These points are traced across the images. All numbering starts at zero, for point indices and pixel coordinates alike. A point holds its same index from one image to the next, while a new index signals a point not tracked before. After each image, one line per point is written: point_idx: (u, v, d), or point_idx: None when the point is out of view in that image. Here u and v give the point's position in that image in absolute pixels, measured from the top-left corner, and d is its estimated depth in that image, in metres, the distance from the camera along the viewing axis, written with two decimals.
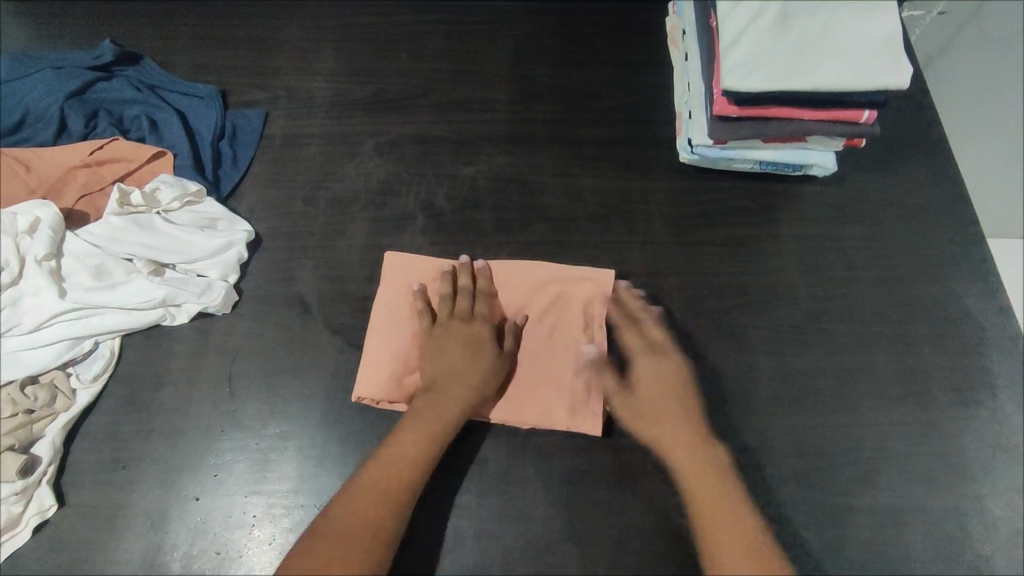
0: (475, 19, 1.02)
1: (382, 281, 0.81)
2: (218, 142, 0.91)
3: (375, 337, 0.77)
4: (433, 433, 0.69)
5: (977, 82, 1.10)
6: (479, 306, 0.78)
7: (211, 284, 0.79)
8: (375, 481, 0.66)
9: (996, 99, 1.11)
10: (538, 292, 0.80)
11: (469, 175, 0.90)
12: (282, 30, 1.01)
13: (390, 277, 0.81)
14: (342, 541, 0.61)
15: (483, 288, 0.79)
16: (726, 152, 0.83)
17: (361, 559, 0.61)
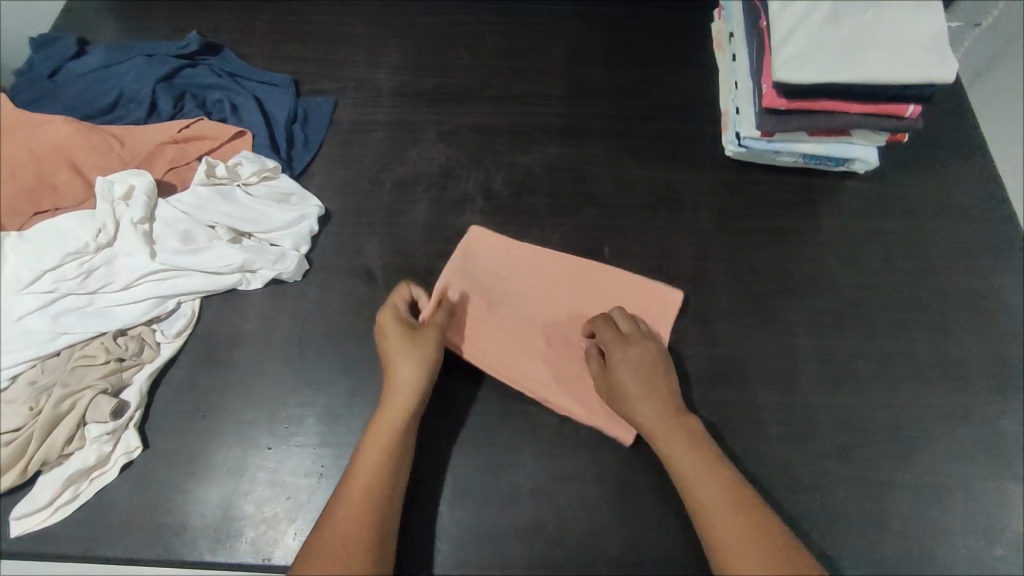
0: (530, 20, 1.09)
1: (477, 245, 0.87)
2: (291, 126, 0.97)
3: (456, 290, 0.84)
4: (388, 450, 0.68)
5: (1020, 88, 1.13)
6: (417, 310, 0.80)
7: (285, 253, 0.84)
8: (376, 446, 0.68)
9: None
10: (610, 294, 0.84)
11: (525, 162, 0.95)
12: (351, 28, 1.09)
13: (484, 245, 0.87)
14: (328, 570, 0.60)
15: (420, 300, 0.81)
16: (774, 145, 0.87)
17: None
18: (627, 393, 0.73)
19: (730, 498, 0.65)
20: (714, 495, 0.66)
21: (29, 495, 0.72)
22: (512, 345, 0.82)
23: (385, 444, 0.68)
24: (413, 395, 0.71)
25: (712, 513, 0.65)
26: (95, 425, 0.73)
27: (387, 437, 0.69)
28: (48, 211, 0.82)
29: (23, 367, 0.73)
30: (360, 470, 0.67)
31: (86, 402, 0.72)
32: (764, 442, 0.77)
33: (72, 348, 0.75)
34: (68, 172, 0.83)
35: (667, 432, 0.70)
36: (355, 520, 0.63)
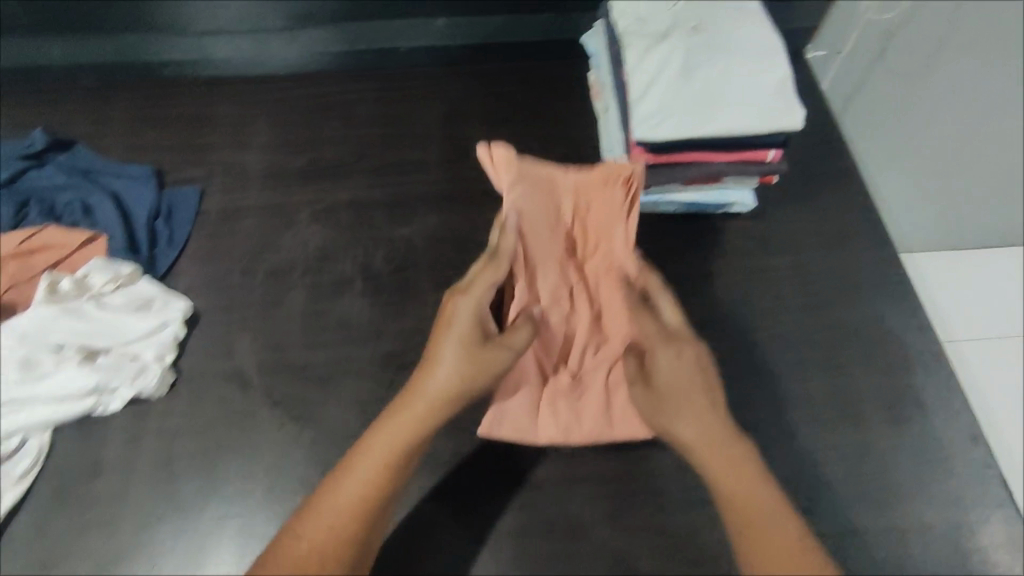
0: (405, 85, 1.07)
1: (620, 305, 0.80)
2: (153, 222, 0.91)
3: (562, 277, 0.80)
4: (389, 472, 0.64)
5: (893, 111, 1.19)
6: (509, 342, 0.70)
7: (145, 367, 0.78)
8: (384, 461, 0.64)
9: (910, 124, 1.21)
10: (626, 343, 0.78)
11: (406, 236, 0.92)
12: (218, 110, 1.05)
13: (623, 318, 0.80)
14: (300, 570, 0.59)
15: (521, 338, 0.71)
16: (650, 197, 0.87)
17: None
18: (664, 412, 0.68)
19: (783, 552, 0.60)
20: (771, 552, 0.60)
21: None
22: (537, 307, 0.78)
23: (415, 426, 0.66)
24: (440, 404, 0.67)
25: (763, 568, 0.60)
26: None
27: (424, 414, 0.66)
28: None
29: None
30: (378, 449, 0.65)
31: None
32: (659, 507, 0.77)
33: None
34: None
35: (711, 461, 0.66)
36: (348, 518, 0.62)
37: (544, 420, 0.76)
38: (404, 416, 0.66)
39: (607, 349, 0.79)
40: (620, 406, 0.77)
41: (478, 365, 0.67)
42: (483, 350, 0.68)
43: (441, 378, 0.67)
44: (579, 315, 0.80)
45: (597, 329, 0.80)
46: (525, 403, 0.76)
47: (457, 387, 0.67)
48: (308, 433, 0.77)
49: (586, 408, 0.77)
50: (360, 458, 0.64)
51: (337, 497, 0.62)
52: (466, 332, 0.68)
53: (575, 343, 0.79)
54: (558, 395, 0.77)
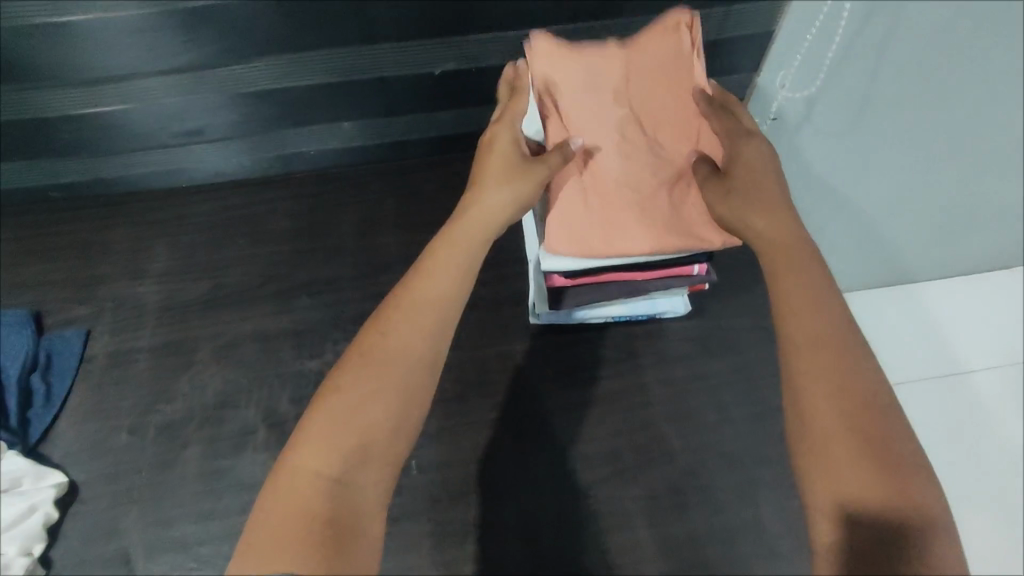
0: (317, 189, 1.01)
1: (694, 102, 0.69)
2: (28, 378, 0.81)
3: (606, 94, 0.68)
4: (459, 285, 0.59)
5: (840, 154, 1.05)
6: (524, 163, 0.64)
7: (8, 563, 0.67)
8: (445, 264, 0.59)
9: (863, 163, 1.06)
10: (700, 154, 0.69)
11: (315, 368, 0.84)
12: (109, 234, 0.96)
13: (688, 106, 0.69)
14: (370, 384, 0.53)
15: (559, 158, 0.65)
16: (577, 314, 0.82)
17: (382, 417, 0.52)
18: (738, 213, 0.62)
19: (829, 347, 0.52)
20: (814, 348, 0.52)
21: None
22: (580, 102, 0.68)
23: (486, 233, 0.62)
24: (497, 228, 0.63)
25: (797, 352, 0.53)
26: None
27: (489, 217, 0.62)
28: None
29: None
30: (445, 254, 0.60)
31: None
32: None
33: None
34: None
35: (784, 283, 0.56)
36: (429, 321, 0.56)
37: (605, 237, 0.70)
38: (476, 217, 0.62)
39: (671, 156, 0.70)
40: (692, 222, 0.71)
41: (528, 181, 0.63)
42: (520, 161, 0.64)
43: (491, 198, 0.63)
44: (634, 116, 0.68)
45: (656, 140, 0.69)
46: (578, 213, 0.70)
47: (517, 194, 0.63)
48: None
49: (655, 214, 0.70)
50: (421, 279, 0.59)
51: (414, 302, 0.57)
52: (508, 145, 0.65)
53: (635, 164, 0.69)
54: (615, 210, 0.70)
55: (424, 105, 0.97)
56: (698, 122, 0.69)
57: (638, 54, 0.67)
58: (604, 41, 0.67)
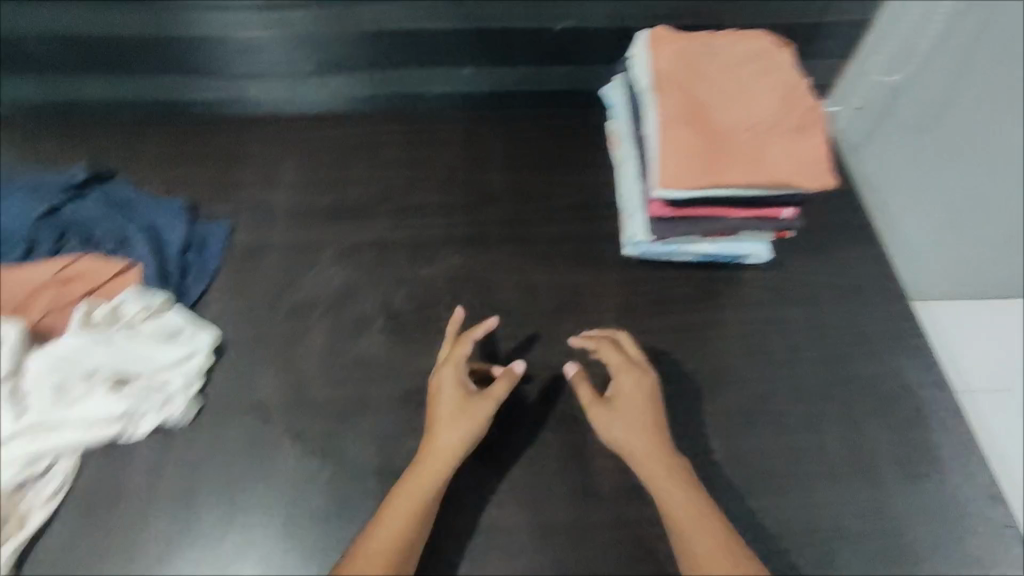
0: (430, 124, 1.10)
1: (796, 89, 0.83)
2: (184, 254, 0.95)
3: (722, 77, 0.84)
4: (411, 521, 0.71)
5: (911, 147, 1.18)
6: (470, 399, 0.76)
7: (174, 393, 0.81)
8: (397, 512, 0.71)
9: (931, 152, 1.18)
10: (804, 121, 0.81)
11: (427, 276, 0.94)
12: (247, 145, 1.07)
13: (793, 88, 0.83)
14: None
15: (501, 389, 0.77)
16: (669, 248, 0.90)
17: None
18: (614, 433, 0.77)
19: (718, 546, 0.69)
20: (708, 551, 0.69)
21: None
22: (701, 79, 0.84)
23: (431, 486, 0.73)
24: (450, 464, 0.74)
25: (693, 548, 0.70)
26: None
27: (433, 472, 0.73)
28: None
29: None
30: (399, 503, 0.72)
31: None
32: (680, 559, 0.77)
33: None
34: None
35: (670, 502, 0.73)
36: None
37: (717, 167, 0.78)
38: (421, 474, 0.73)
39: (780, 117, 0.81)
40: (796, 164, 0.78)
41: (472, 417, 0.75)
42: (464, 402, 0.76)
43: (442, 438, 0.74)
44: (747, 92, 0.83)
45: (767, 106, 0.82)
46: (693, 145, 0.79)
47: (462, 439, 0.74)
48: (328, 471, 0.79)
49: (763, 155, 0.79)
50: (373, 531, 0.70)
51: (364, 556, 0.68)
52: (450, 395, 0.77)
53: (747, 120, 0.81)
54: (727, 148, 0.79)
55: (540, 60, 1.06)
56: (802, 100, 0.83)
57: (748, 55, 0.86)
58: (721, 44, 0.87)
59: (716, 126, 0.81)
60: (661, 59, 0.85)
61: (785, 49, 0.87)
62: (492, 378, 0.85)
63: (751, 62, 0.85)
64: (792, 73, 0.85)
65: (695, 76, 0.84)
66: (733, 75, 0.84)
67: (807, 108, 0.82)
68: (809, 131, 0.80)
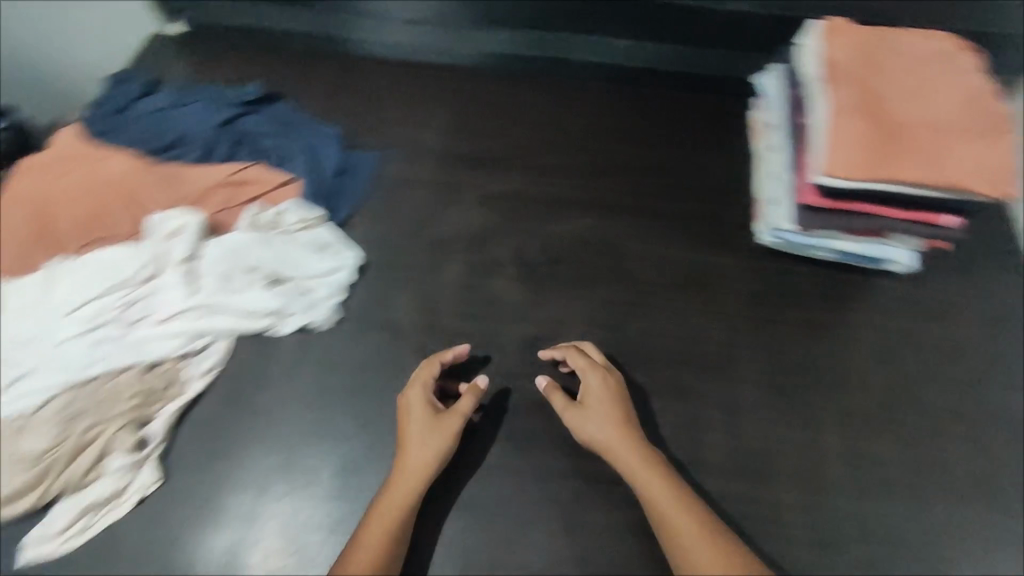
0: (575, 89, 1.12)
1: (980, 93, 0.80)
2: (337, 177, 1.01)
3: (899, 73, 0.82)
4: (393, 528, 0.70)
5: None
6: (435, 418, 0.77)
7: (319, 301, 0.88)
8: (377, 526, 0.70)
9: None
10: (987, 125, 0.78)
11: (558, 233, 0.99)
12: (402, 88, 1.14)
13: (976, 92, 0.80)
14: None
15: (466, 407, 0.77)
16: (810, 240, 0.89)
17: None
18: (594, 431, 0.77)
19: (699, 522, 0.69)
20: (689, 528, 0.68)
21: (45, 521, 0.74)
22: (876, 72, 0.82)
23: (407, 500, 0.72)
24: (424, 475, 0.73)
25: (676, 528, 0.69)
26: (116, 458, 0.75)
27: (410, 489, 0.73)
28: (99, 240, 0.91)
29: (57, 393, 0.77)
30: (379, 516, 0.71)
31: (111, 432, 0.76)
32: (783, 544, 0.77)
33: (104, 377, 0.79)
34: (125, 207, 0.92)
35: (645, 483, 0.72)
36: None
37: (886, 160, 0.76)
38: (396, 494, 0.72)
39: (960, 119, 0.78)
40: (975, 167, 0.75)
41: (442, 432, 0.76)
42: (430, 420, 0.76)
43: (413, 452, 0.74)
44: (924, 91, 0.81)
45: (946, 107, 0.79)
46: (864, 135, 0.77)
47: (433, 454, 0.75)
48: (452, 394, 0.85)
49: (938, 154, 0.76)
50: (355, 546, 0.69)
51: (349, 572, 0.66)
52: (418, 412, 0.77)
53: (923, 118, 0.79)
54: (900, 143, 0.77)
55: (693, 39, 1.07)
56: (985, 105, 0.79)
57: (929, 55, 0.84)
58: (900, 42, 0.85)
59: (892, 120, 0.79)
60: (835, 48, 0.84)
61: (969, 53, 0.84)
62: (615, 339, 0.90)
63: (933, 61, 0.83)
64: (976, 77, 0.81)
65: (870, 69, 0.82)
66: (911, 73, 0.82)
67: (990, 113, 0.79)
68: (991, 136, 0.77)
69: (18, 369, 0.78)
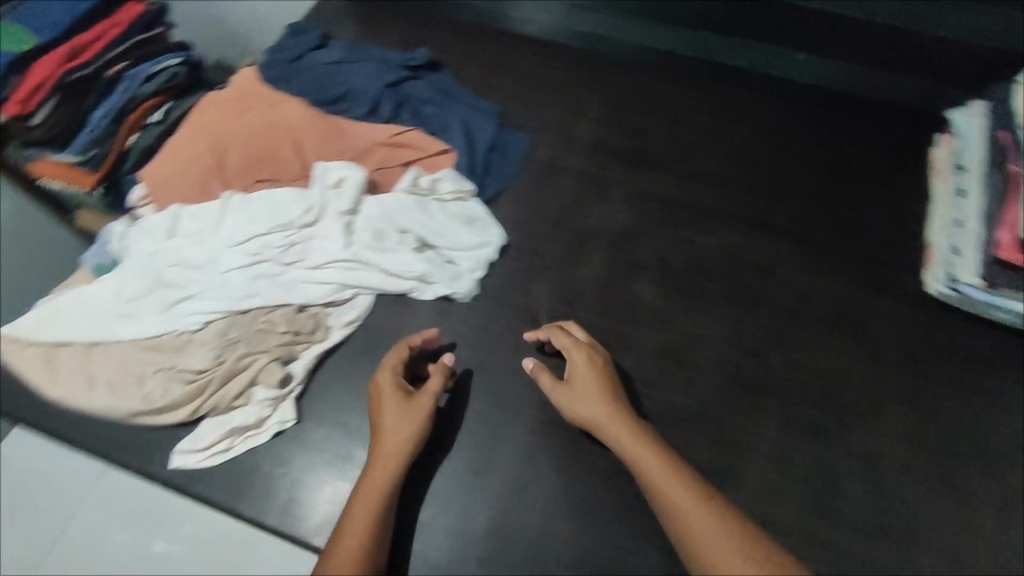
0: (738, 97, 1.07)
1: None
2: (489, 153, 1.01)
3: None
4: (376, 508, 0.67)
5: None
6: (408, 398, 0.75)
7: (461, 274, 0.89)
8: (359, 513, 0.66)
9: None
10: None
11: (703, 245, 0.95)
12: (561, 72, 1.13)
13: None
14: None
15: (435, 386, 0.76)
16: (996, 298, 0.84)
17: None
18: (581, 406, 0.73)
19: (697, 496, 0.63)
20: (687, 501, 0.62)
21: (193, 435, 0.79)
22: None
23: (387, 483, 0.69)
24: (403, 453, 0.71)
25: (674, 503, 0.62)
26: (262, 389, 0.79)
27: (388, 472, 0.70)
28: (267, 179, 0.95)
29: (216, 317, 0.82)
30: (361, 503, 0.67)
31: (263, 364, 0.79)
32: None
33: (258, 310, 0.83)
34: (291, 151, 0.96)
35: (636, 454, 0.67)
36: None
37: None
38: (375, 477, 0.69)
39: None
40: None
41: (415, 411, 0.74)
42: (400, 400, 0.74)
43: (388, 428, 0.72)
44: None
45: None
46: None
47: (410, 435, 0.72)
48: None
49: None
50: (337, 537, 0.64)
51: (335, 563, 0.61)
52: (389, 397, 0.75)
53: None
54: None
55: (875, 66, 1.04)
56: None
57: None
58: None
59: None
60: None
61: None
62: (750, 367, 0.86)
63: None
64: None
65: None
66: None
67: None
68: None
69: (183, 288, 0.83)
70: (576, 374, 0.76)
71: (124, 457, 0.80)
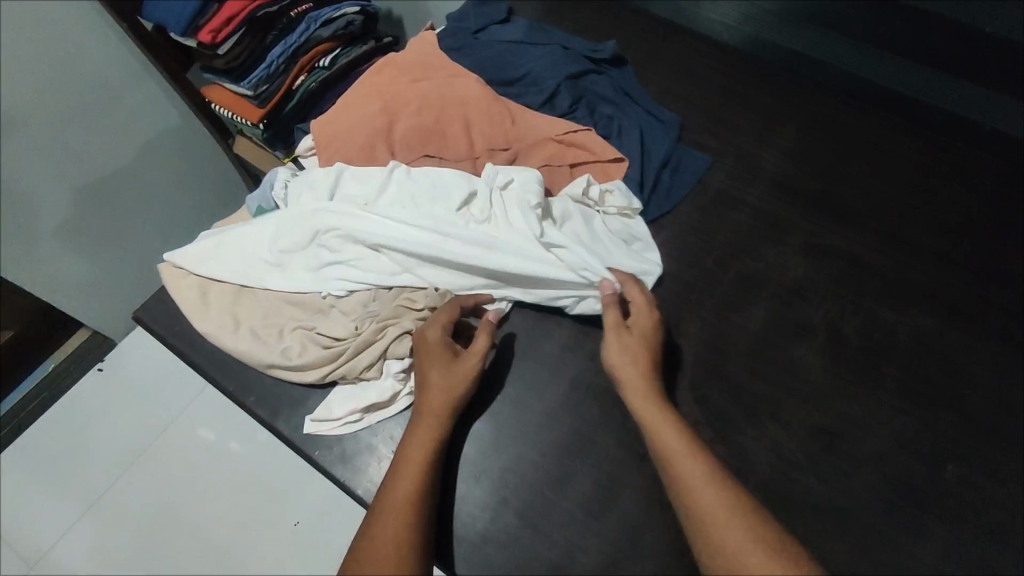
0: (956, 162, 0.96)
1: None
2: (662, 169, 0.94)
3: None
4: (427, 460, 0.69)
5: None
6: (451, 352, 0.76)
7: None
8: (411, 461, 0.69)
9: None
10: None
11: (889, 322, 0.85)
12: (754, 93, 1.03)
13: None
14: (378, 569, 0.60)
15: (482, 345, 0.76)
16: None
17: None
18: (627, 361, 0.73)
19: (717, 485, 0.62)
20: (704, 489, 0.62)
21: (325, 404, 0.79)
22: None
23: (434, 432, 0.71)
24: (447, 405, 0.73)
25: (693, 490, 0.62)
26: (394, 362, 0.79)
27: (434, 427, 0.72)
28: (432, 155, 0.91)
29: (362, 287, 0.82)
30: (411, 453, 0.70)
31: (394, 335, 0.78)
32: None
33: (403, 288, 0.82)
34: (461, 129, 0.92)
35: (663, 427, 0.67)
36: (404, 516, 0.64)
37: None
38: (424, 426, 0.71)
39: None
40: None
41: (460, 368, 0.75)
42: (446, 355, 0.75)
43: (434, 381, 0.74)
44: None
45: None
46: None
47: (459, 390, 0.74)
48: (716, 447, 0.77)
49: None
50: (391, 483, 0.67)
51: (392, 499, 0.65)
52: (436, 353, 0.74)
53: None
54: None
55: None
56: None
57: None
58: None
59: None
60: None
61: None
62: (919, 474, 0.76)
63: None
64: None
65: None
66: None
67: None
68: None
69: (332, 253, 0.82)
70: (638, 330, 0.75)
71: (256, 405, 0.82)
